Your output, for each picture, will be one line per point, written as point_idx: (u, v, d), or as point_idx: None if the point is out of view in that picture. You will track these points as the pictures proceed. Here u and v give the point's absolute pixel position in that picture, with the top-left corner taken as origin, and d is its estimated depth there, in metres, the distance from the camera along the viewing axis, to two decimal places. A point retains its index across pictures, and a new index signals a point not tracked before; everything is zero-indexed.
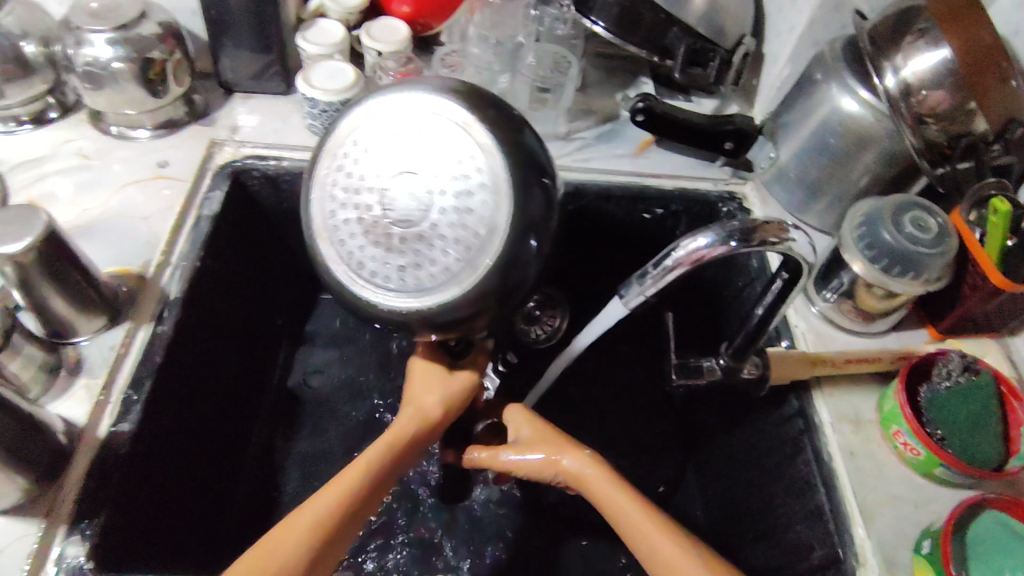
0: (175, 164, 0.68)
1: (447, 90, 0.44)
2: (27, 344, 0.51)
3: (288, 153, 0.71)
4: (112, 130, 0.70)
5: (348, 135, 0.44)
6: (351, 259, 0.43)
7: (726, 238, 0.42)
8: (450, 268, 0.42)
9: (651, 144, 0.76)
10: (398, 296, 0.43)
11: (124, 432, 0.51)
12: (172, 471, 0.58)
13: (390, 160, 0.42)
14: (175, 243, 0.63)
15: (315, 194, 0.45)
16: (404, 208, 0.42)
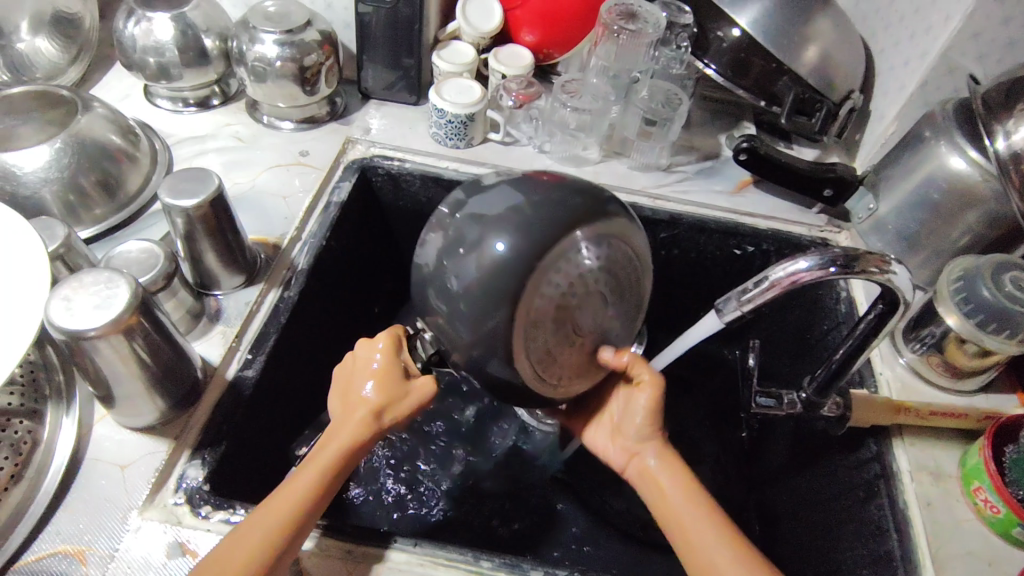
0: (314, 154, 0.77)
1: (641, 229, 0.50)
2: (183, 288, 0.57)
3: (411, 156, 0.78)
4: (264, 120, 0.79)
5: (581, 218, 0.44)
6: (516, 325, 0.44)
7: (829, 264, 0.44)
8: (577, 378, 0.50)
9: (750, 184, 0.79)
10: (529, 375, 0.47)
11: (248, 377, 0.57)
12: (276, 425, 0.63)
13: (601, 273, 0.46)
14: (307, 222, 0.70)
15: (525, 251, 0.43)
16: (588, 318, 0.47)
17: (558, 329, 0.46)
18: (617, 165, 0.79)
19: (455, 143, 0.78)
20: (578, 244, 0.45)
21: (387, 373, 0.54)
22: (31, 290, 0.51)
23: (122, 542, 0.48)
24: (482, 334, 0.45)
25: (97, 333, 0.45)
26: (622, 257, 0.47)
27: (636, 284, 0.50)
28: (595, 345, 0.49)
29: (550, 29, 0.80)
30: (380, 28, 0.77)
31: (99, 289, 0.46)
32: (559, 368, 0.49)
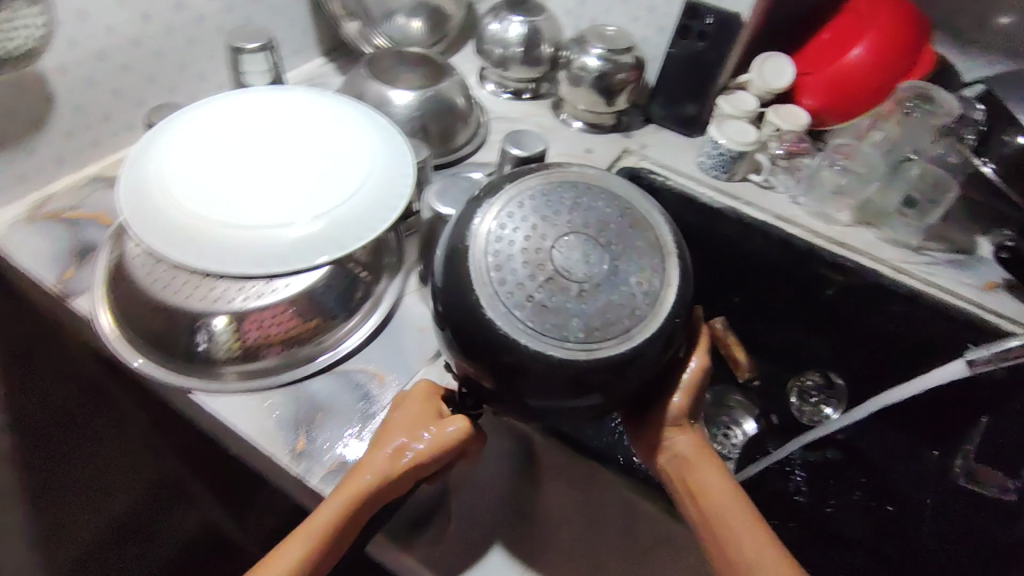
0: (597, 153, 0.90)
1: (638, 200, 0.52)
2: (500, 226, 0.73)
3: (678, 176, 0.88)
4: (562, 117, 0.94)
5: (547, 179, 0.52)
6: (494, 266, 0.48)
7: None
8: (590, 340, 0.46)
9: (999, 287, 0.79)
10: (526, 333, 0.46)
11: None
12: None
13: (573, 217, 0.49)
14: None
15: (491, 200, 0.51)
16: (576, 262, 0.47)
17: (536, 272, 0.47)
18: (865, 233, 0.84)
19: (718, 174, 0.87)
20: (540, 192, 0.51)
21: (422, 424, 0.53)
22: (392, 176, 0.68)
23: (408, 381, 0.61)
24: (463, 293, 0.48)
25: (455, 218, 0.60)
26: (598, 203, 0.51)
27: (625, 232, 0.49)
28: (595, 295, 0.46)
29: (832, 97, 0.87)
30: (683, 66, 0.89)
31: (455, 189, 0.63)
32: (561, 324, 0.46)
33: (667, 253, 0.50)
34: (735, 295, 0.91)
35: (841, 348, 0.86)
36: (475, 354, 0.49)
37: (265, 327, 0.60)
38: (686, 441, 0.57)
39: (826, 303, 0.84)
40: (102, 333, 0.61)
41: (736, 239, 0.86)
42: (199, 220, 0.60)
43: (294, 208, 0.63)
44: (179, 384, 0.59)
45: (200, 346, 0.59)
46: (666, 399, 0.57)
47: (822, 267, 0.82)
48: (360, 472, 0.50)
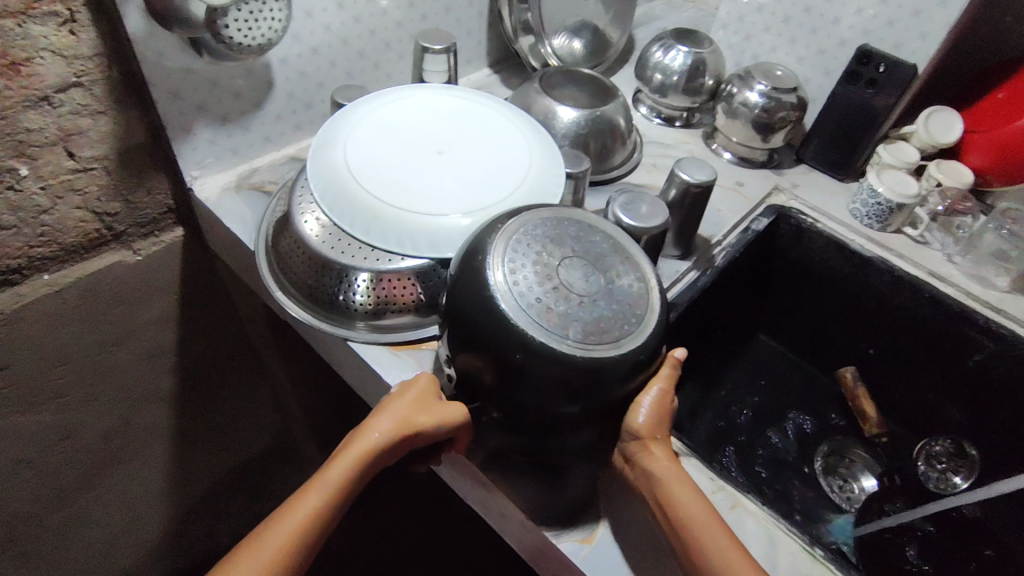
0: (747, 187, 0.91)
1: (629, 244, 0.59)
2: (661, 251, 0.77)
3: (828, 221, 0.88)
4: (713, 147, 0.96)
5: (556, 214, 0.58)
6: (512, 271, 0.52)
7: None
8: (585, 342, 0.49)
9: None
10: (531, 324, 0.49)
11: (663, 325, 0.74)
12: None
13: (577, 246, 0.55)
14: (728, 234, 0.84)
15: (509, 222, 0.56)
16: (579, 281, 0.52)
17: (546, 281, 0.51)
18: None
19: (871, 222, 0.86)
20: (552, 222, 0.57)
21: (422, 401, 0.54)
22: (545, 188, 0.71)
23: None
24: (476, 295, 0.52)
25: (637, 230, 0.64)
26: (598, 239, 0.57)
27: (618, 262, 0.55)
28: (593, 307, 0.51)
29: (1000, 158, 0.84)
30: (844, 110, 0.89)
31: (644, 205, 0.66)
32: (564, 326, 0.49)
33: (651, 286, 0.55)
34: (871, 346, 0.91)
35: (982, 418, 0.83)
36: (476, 352, 0.52)
37: (398, 291, 0.65)
38: (657, 457, 0.53)
39: (969, 369, 0.82)
40: (263, 272, 0.70)
41: (881, 289, 0.85)
42: (379, 204, 0.65)
43: (464, 198, 0.67)
44: (323, 330, 0.66)
45: (341, 297, 0.66)
46: (630, 418, 0.54)
47: (972, 331, 0.80)
48: (372, 424, 0.52)
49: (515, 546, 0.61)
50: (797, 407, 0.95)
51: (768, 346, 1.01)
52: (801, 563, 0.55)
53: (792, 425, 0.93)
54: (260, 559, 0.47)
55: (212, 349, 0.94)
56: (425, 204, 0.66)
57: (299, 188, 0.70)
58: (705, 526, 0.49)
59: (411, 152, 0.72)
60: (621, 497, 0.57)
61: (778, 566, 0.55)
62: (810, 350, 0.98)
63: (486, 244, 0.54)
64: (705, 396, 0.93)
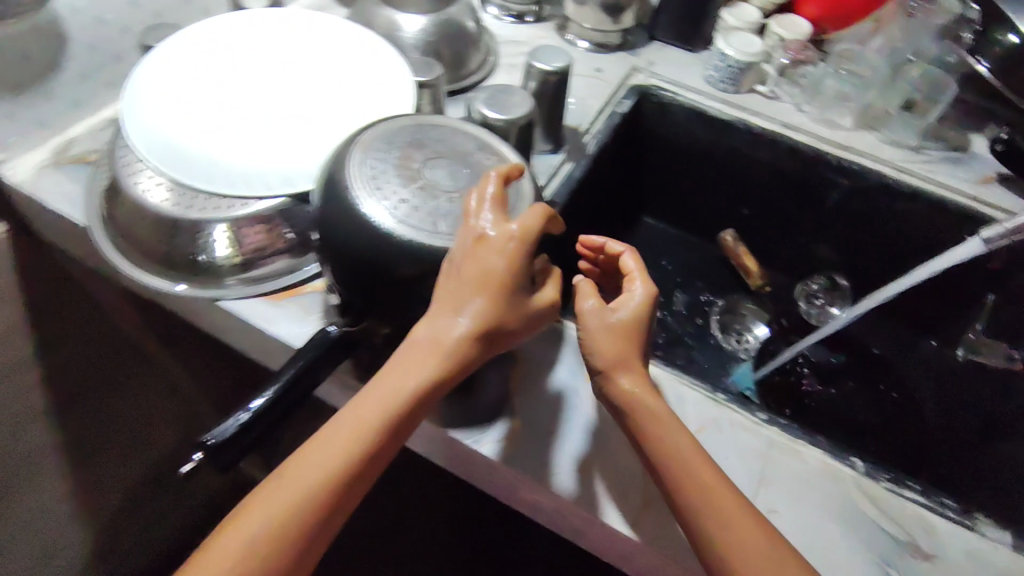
0: (607, 72, 0.90)
1: (497, 137, 0.57)
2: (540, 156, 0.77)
3: (686, 92, 0.90)
4: (569, 38, 0.94)
5: (420, 118, 0.56)
6: (372, 177, 0.49)
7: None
8: (457, 235, 0.48)
9: (995, 181, 0.83)
10: (398, 224, 0.47)
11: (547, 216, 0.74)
12: None
13: (441, 147, 0.53)
14: (597, 121, 0.84)
15: (368, 130, 0.53)
16: (445, 179, 0.50)
17: (410, 183, 0.50)
18: (869, 136, 0.87)
19: (726, 87, 0.90)
20: (414, 126, 0.55)
21: (504, 294, 0.46)
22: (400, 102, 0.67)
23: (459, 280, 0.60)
24: (338, 214, 0.49)
25: (500, 126, 0.62)
26: (462, 138, 0.55)
27: (486, 156, 0.54)
28: (462, 202, 0.50)
29: (832, 6, 0.89)
30: None
31: (509, 99, 0.64)
32: (434, 223, 0.48)
33: (522, 175, 0.54)
34: (745, 207, 0.95)
35: (848, 252, 0.91)
36: (354, 274, 0.50)
37: (262, 234, 0.61)
38: (621, 385, 0.50)
39: (832, 208, 0.88)
40: (101, 249, 0.63)
41: (745, 150, 0.89)
42: (217, 149, 0.59)
43: (313, 127, 0.63)
44: (193, 296, 0.62)
45: (202, 256, 0.61)
46: (588, 345, 0.51)
47: (829, 173, 0.86)
48: (448, 329, 0.46)
49: (437, 462, 0.62)
50: (691, 279, 1.00)
51: (653, 227, 1.04)
52: (708, 407, 0.59)
53: (687, 296, 0.98)
54: (340, 466, 0.43)
55: (81, 352, 0.85)
56: (272, 139, 0.61)
57: (124, 150, 0.63)
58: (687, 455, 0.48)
59: (246, 86, 0.65)
60: (533, 393, 0.58)
61: (687, 416, 0.58)
62: (692, 223, 1.02)
63: (345, 153, 0.51)
64: None
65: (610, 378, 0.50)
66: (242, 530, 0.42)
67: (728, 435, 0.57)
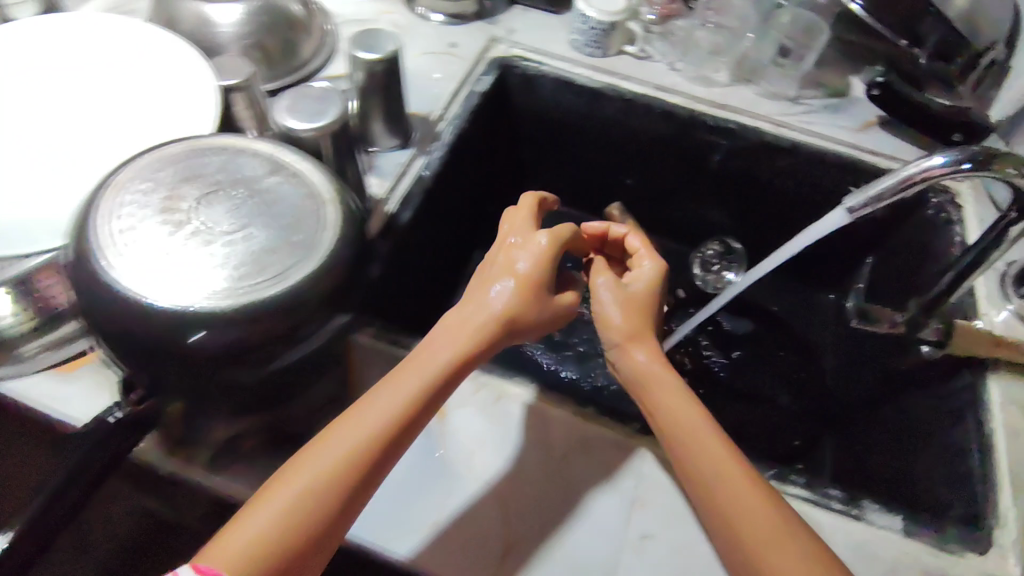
0: (462, 47, 0.82)
1: (296, 149, 0.49)
2: (385, 154, 0.69)
3: (552, 60, 0.82)
4: (419, 11, 0.85)
5: (197, 141, 0.48)
6: (127, 232, 0.42)
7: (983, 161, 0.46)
8: (233, 289, 0.41)
9: (875, 125, 0.80)
10: (161, 289, 0.40)
11: (401, 220, 0.65)
12: (414, 280, 0.72)
13: (219, 177, 0.45)
14: (453, 104, 0.76)
15: (126, 167, 0.45)
16: (220, 221, 0.43)
17: (175, 233, 0.42)
18: (746, 91, 0.82)
19: (593, 51, 0.82)
20: (187, 154, 0.47)
21: (539, 270, 0.55)
22: (196, 120, 0.58)
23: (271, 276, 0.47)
24: (89, 280, 0.41)
25: (308, 137, 0.53)
26: (249, 160, 0.47)
27: (276, 180, 0.46)
28: (241, 247, 0.42)
29: None
30: None
31: (318, 100, 0.55)
32: (202, 280, 0.41)
33: (323, 195, 0.47)
34: (629, 176, 0.89)
35: (737, 215, 0.87)
36: (126, 347, 0.42)
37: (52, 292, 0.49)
38: (636, 357, 0.55)
39: (716, 171, 0.84)
40: None
41: (620, 119, 0.83)
42: None
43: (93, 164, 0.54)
44: None
45: None
46: (608, 319, 0.58)
47: (708, 135, 0.81)
48: (486, 303, 0.52)
49: None
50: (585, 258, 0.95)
51: (540, 207, 0.98)
52: (575, 425, 0.55)
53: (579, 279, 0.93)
54: (361, 435, 0.44)
55: None
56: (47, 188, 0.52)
57: None
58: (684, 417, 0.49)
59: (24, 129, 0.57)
60: None
61: (553, 441, 0.54)
62: (578, 199, 0.96)
63: (90, 205, 0.43)
64: None
65: (630, 349, 0.55)
66: (278, 497, 0.41)
67: (599, 457, 0.53)
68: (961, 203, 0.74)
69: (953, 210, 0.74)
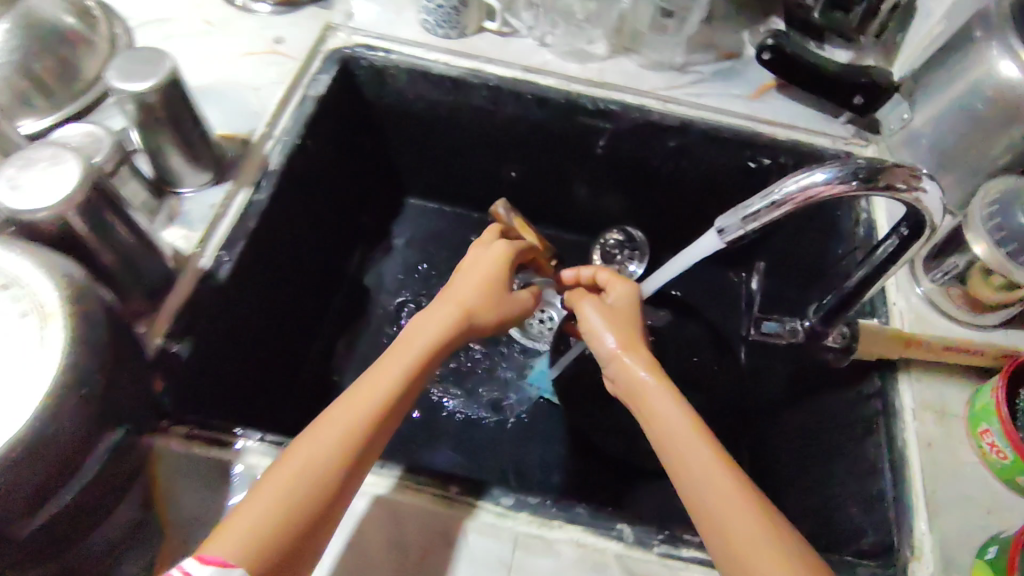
0: (290, 42, 0.69)
1: (11, 248, 0.39)
2: (196, 194, 0.58)
3: (399, 47, 0.70)
4: (237, 2, 0.71)
5: None
6: None
7: (871, 177, 0.37)
8: None
9: (771, 90, 0.71)
10: None
11: (220, 277, 0.55)
12: (262, 334, 0.62)
13: None
14: (281, 116, 0.64)
15: None
16: None
17: None
18: (626, 63, 0.72)
19: (447, 31, 0.71)
20: None
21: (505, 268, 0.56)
22: None
23: None
24: None
25: (40, 216, 0.42)
26: None
27: None
28: None
29: None
30: None
31: (45, 169, 0.43)
32: None
33: (42, 314, 0.37)
34: (511, 169, 0.79)
35: (635, 200, 0.79)
36: None
37: None
38: (635, 368, 0.48)
39: (603, 157, 0.75)
40: None
41: (488, 109, 0.72)
42: None
43: None
44: None
45: None
46: (599, 334, 0.51)
47: (588, 120, 0.71)
48: (459, 294, 0.53)
49: None
50: None
51: (421, 207, 0.88)
52: (431, 518, 0.47)
53: None
54: (330, 455, 0.40)
55: None
56: None
57: None
58: (675, 428, 0.43)
59: None
60: None
61: (408, 540, 0.46)
62: (461, 196, 0.85)
63: None
64: (368, 303, 0.82)
65: (623, 357, 0.49)
66: (237, 529, 0.36)
67: (463, 552, 0.46)
68: None
69: None
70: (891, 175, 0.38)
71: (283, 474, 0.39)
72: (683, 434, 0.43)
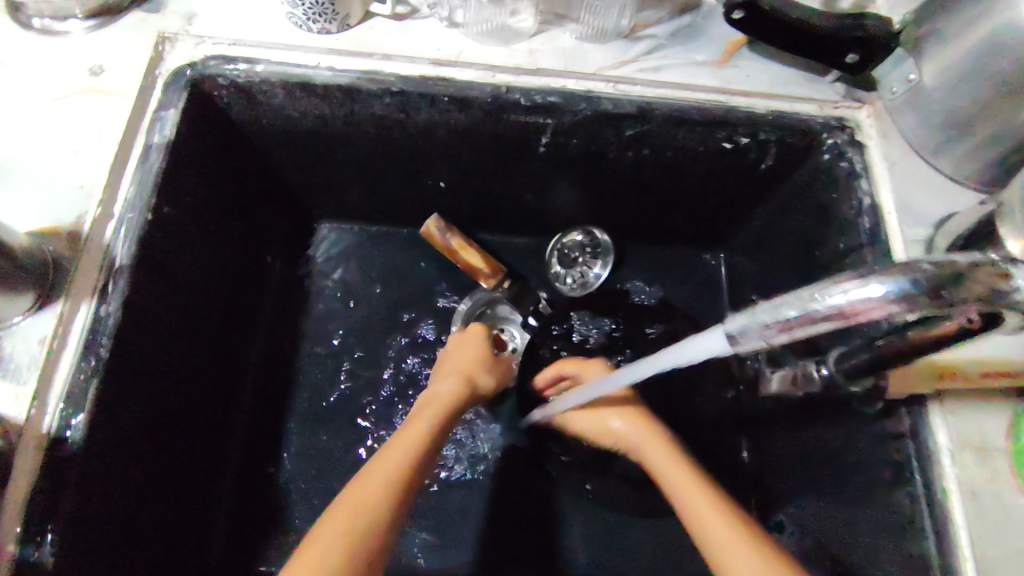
0: (115, 70, 0.51)
1: None
2: (19, 323, 0.43)
3: (265, 53, 0.53)
4: (34, 24, 0.51)
5: None
6: None
7: (946, 291, 0.27)
8: None
9: (742, 47, 0.58)
10: None
11: (74, 443, 0.42)
12: (155, 466, 0.51)
13: None
14: (119, 184, 0.48)
15: None
16: None
17: None
18: (563, 36, 0.56)
19: (323, 26, 0.53)
20: None
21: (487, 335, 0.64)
22: None
23: None
24: None
25: None
26: None
27: None
28: None
29: None
30: None
31: None
32: None
33: None
34: (439, 180, 0.65)
35: (592, 197, 0.66)
36: None
37: None
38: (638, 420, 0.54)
39: (549, 158, 0.61)
40: None
41: (397, 120, 0.57)
42: None
43: None
44: None
45: None
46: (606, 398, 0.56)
47: (524, 119, 0.56)
48: (455, 357, 0.60)
49: None
50: (420, 285, 0.73)
51: (339, 228, 0.73)
52: None
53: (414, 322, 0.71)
54: (383, 493, 0.43)
55: None
56: None
57: None
58: (668, 461, 0.50)
59: None
60: None
61: None
62: (384, 213, 0.71)
63: None
64: (298, 359, 0.69)
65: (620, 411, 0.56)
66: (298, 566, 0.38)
67: None
68: (862, 141, 0.56)
69: (857, 151, 0.55)
70: (976, 283, 0.28)
71: (337, 513, 0.41)
72: (681, 468, 0.49)
